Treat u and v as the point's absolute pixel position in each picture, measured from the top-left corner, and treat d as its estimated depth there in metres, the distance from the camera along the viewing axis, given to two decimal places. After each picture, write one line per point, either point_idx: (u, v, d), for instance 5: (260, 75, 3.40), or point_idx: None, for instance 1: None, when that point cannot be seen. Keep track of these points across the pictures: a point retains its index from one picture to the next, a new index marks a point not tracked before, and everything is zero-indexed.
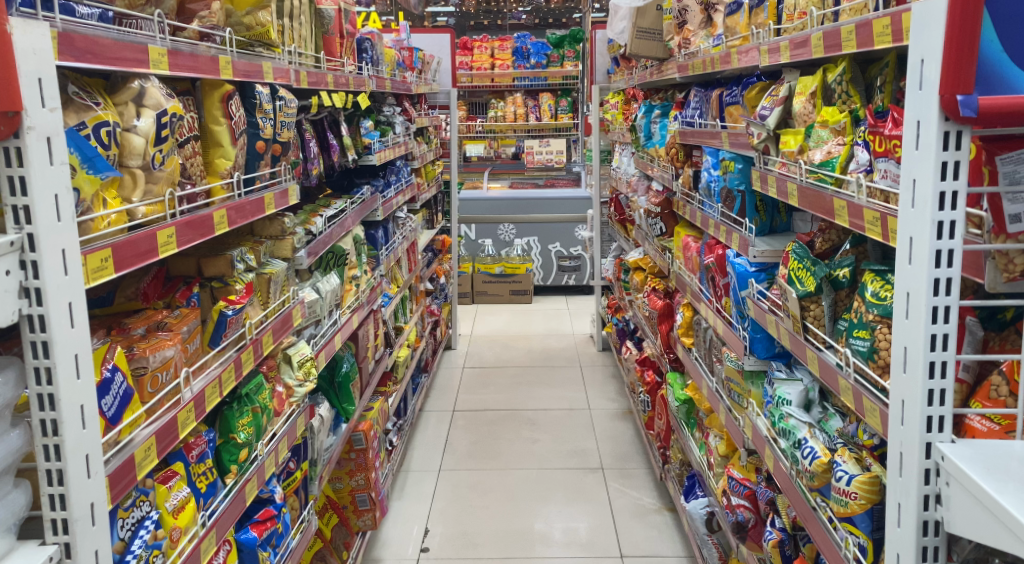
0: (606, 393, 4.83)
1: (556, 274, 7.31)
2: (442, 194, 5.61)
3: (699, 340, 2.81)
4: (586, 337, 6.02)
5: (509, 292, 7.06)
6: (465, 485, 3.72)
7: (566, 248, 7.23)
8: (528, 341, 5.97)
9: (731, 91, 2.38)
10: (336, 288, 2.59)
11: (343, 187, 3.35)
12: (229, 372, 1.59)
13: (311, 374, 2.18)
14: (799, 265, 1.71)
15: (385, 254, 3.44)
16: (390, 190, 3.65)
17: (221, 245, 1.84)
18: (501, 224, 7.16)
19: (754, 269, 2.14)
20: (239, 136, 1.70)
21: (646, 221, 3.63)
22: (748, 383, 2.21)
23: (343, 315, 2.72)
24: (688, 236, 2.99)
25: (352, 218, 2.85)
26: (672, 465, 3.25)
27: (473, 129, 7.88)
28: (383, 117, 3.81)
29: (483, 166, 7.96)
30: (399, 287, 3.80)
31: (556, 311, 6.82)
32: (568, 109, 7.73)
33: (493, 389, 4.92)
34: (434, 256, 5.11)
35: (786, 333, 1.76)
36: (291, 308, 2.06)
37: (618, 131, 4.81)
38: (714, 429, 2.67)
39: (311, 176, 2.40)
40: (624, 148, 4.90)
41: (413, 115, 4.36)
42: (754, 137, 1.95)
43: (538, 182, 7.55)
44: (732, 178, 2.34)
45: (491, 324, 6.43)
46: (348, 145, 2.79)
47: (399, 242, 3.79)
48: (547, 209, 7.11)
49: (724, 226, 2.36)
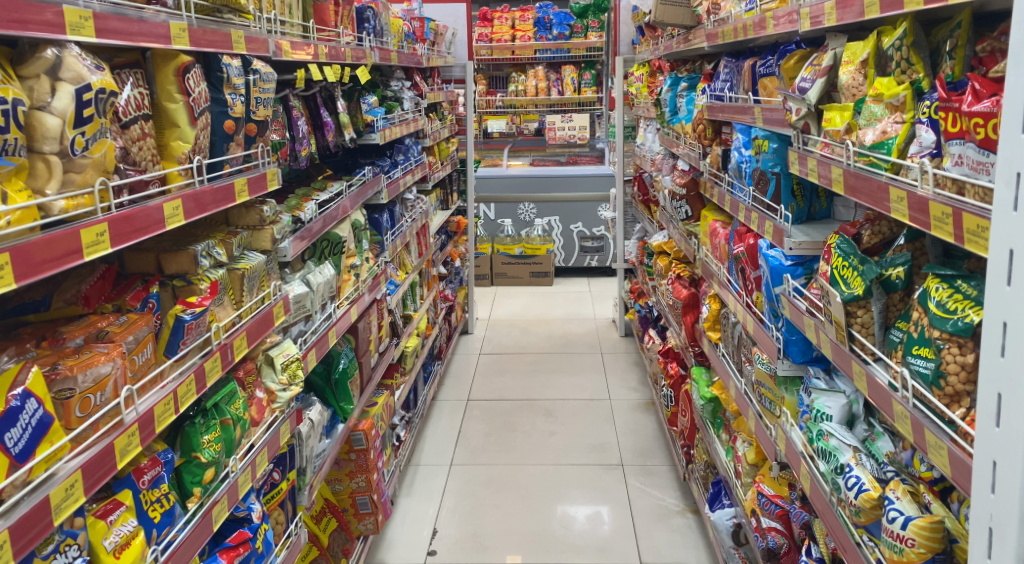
0: (628, 383, 4.61)
1: (578, 255, 7.08)
2: (458, 173, 5.40)
3: (726, 336, 2.58)
4: (608, 322, 5.80)
5: (529, 274, 6.86)
6: (479, 481, 3.54)
7: (588, 228, 6.99)
8: (547, 326, 5.77)
9: (765, 61, 2.13)
10: (330, 280, 2.39)
11: (345, 167, 3.15)
12: (188, 385, 1.40)
13: (297, 377, 1.99)
14: (845, 262, 1.48)
15: (390, 239, 3.25)
16: (397, 170, 3.44)
17: (189, 237, 1.65)
18: (522, 202, 6.93)
19: (790, 262, 1.89)
20: (200, 115, 1.49)
21: (671, 204, 3.39)
22: (781, 390, 1.97)
23: (341, 307, 2.53)
24: (715, 221, 2.75)
25: (351, 202, 2.66)
26: (697, 466, 3.04)
27: (493, 105, 7.64)
28: (390, 93, 3.60)
29: (503, 143, 7.73)
30: (407, 273, 3.61)
31: (578, 294, 6.61)
32: (592, 82, 7.43)
33: (509, 377, 4.73)
34: (448, 238, 4.91)
35: (827, 342, 1.53)
36: (272, 305, 1.86)
37: (642, 105, 4.55)
38: (743, 434, 2.44)
39: (300, 158, 2.20)
40: (648, 124, 4.64)
41: (424, 91, 4.14)
42: (793, 114, 1.70)
43: (560, 159, 7.30)
44: (766, 159, 2.09)
45: (510, 308, 6.23)
46: (344, 123, 2.58)
47: (407, 226, 3.60)
48: (569, 188, 6.87)
49: (756, 212, 2.12)
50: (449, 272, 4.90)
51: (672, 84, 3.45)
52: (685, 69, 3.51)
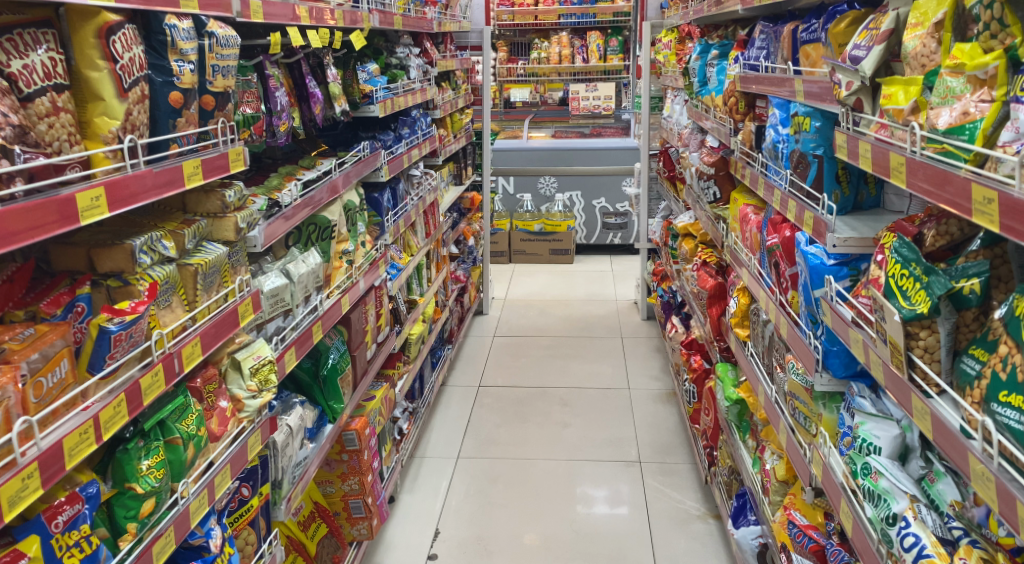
0: (649, 370, 4.38)
1: (600, 233, 6.84)
2: (473, 146, 5.15)
3: (755, 335, 2.33)
4: (630, 304, 5.57)
5: (548, 251, 6.64)
6: (486, 477, 3.34)
7: (611, 203, 6.72)
8: (566, 308, 5.54)
9: (806, 25, 1.85)
10: (316, 268, 2.18)
11: (343, 140, 2.94)
12: (113, 408, 1.19)
13: (270, 383, 1.77)
14: (905, 270, 1.21)
15: (391, 219, 3.02)
16: (400, 144, 3.22)
17: (131, 228, 1.43)
18: (542, 176, 6.68)
19: (833, 262, 1.62)
20: (132, 86, 1.27)
21: (698, 183, 3.12)
22: (818, 406, 1.72)
23: (330, 298, 2.32)
24: (746, 206, 2.49)
25: (344, 180, 2.43)
26: (719, 469, 2.80)
27: (514, 73, 7.35)
28: (394, 61, 3.35)
29: (525, 114, 7.44)
30: (411, 255, 3.39)
31: (600, 273, 6.37)
32: (618, 50, 7.09)
33: (523, 362, 4.52)
34: (462, 215, 4.68)
35: (878, 364, 1.27)
36: (237, 303, 1.63)
37: (670, 74, 4.26)
38: (771, 445, 2.20)
39: (278, 134, 1.98)
40: (676, 95, 4.34)
41: (434, 59, 3.88)
42: (842, 88, 1.43)
43: (583, 131, 7.02)
44: (806, 139, 1.82)
45: (528, 287, 6.01)
46: (335, 94, 2.35)
47: (412, 205, 3.37)
48: (593, 161, 6.58)
49: (793, 200, 1.85)
50: (462, 251, 4.68)
51: (702, 51, 3.16)
52: (715, 35, 3.21)
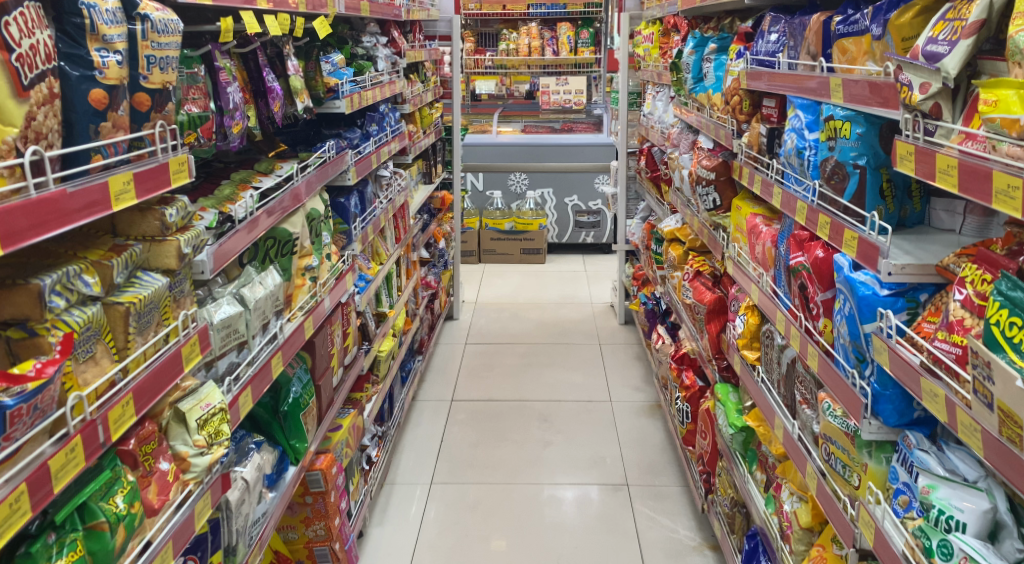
0: (630, 380, 4.17)
1: (572, 231, 6.65)
2: (442, 142, 4.87)
3: (768, 359, 2.11)
4: (606, 307, 5.38)
5: (520, 251, 6.45)
6: (462, 505, 3.08)
7: (584, 201, 6.55)
8: (539, 312, 5.32)
9: (844, 16, 1.62)
10: (275, 290, 1.90)
11: (306, 138, 2.67)
12: (9, 508, 0.90)
13: (222, 434, 1.48)
14: (1015, 319, 0.98)
15: (359, 227, 2.75)
16: (368, 143, 2.94)
17: (41, 261, 1.13)
18: (513, 172, 6.48)
19: (886, 292, 1.40)
20: (32, 84, 0.98)
21: (692, 188, 2.91)
22: (863, 456, 1.50)
23: (292, 322, 2.03)
24: (754, 215, 2.27)
25: (308, 187, 2.15)
26: (718, 499, 2.60)
27: (482, 64, 7.04)
28: (361, 52, 3.06)
29: (492, 107, 7.17)
30: (381, 264, 3.12)
31: (572, 274, 6.17)
32: (590, 42, 6.86)
33: (497, 373, 4.28)
34: (432, 217, 4.41)
35: (976, 431, 1.04)
36: (181, 345, 1.34)
37: (653, 69, 4.05)
38: (788, 483, 1.99)
39: (230, 137, 1.68)
40: (659, 91, 4.13)
41: (404, 50, 3.60)
42: (914, 92, 1.20)
43: (553, 126, 6.79)
44: (844, 147, 1.59)
45: (498, 290, 5.78)
46: (296, 89, 2.06)
47: (381, 210, 3.10)
48: (565, 157, 6.43)
49: (827, 215, 1.63)
50: (433, 255, 4.41)
51: (695, 44, 2.92)
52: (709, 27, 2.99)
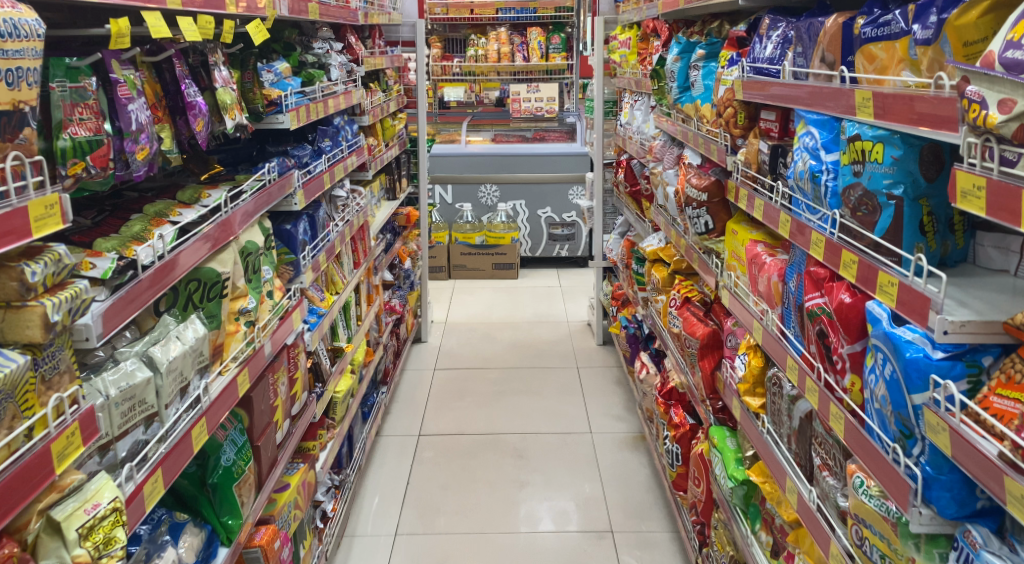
0: (610, 408, 3.91)
1: (546, 244, 6.41)
2: (407, 154, 4.59)
3: (775, 409, 1.86)
4: (583, 326, 5.13)
5: (491, 265, 6.21)
6: (429, 559, 2.78)
7: (558, 214, 6.31)
8: (513, 332, 5.06)
9: (872, 17, 1.36)
10: (200, 344, 1.59)
11: (249, 158, 2.38)
12: None
13: (116, 542, 1.17)
14: None
15: (310, 256, 2.46)
16: (320, 161, 2.65)
17: None
18: (482, 184, 6.24)
19: (942, 354, 1.13)
20: None
21: (680, 207, 2.66)
22: (906, 548, 1.23)
23: (225, 378, 1.73)
24: (756, 244, 2.01)
25: (243, 217, 1.85)
26: (714, 555, 2.34)
27: (449, 71, 6.80)
28: (311, 59, 2.76)
29: (461, 115, 6.88)
30: (337, 293, 2.82)
31: (547, 291, 5.92)
32: (561, 48, 6.59)
33: (469, 403, 4.00)
34: (397, 235, 4.11)
35: None
36: (53, 441, 1.02)
37: (631, 77, 3.81)
38: (802, 555, 1.73)
39: (134, 166, 1.37)
40: (638, 100, 3.88)
41: (361, 57, 3.31)
42: (991, 112, 0.94)
43: (525, 135, 6.53)
44: (875, 172, 1.33)
45: (469, 308, 5.50)
46: (225, 104, 1.76)
47: (336, 234, 2.80)
48: (536, 168, 6.20)
49: (853, 254, 1.37)
50: (397, 277, 4.11)
51: (679, 49, 2.66)
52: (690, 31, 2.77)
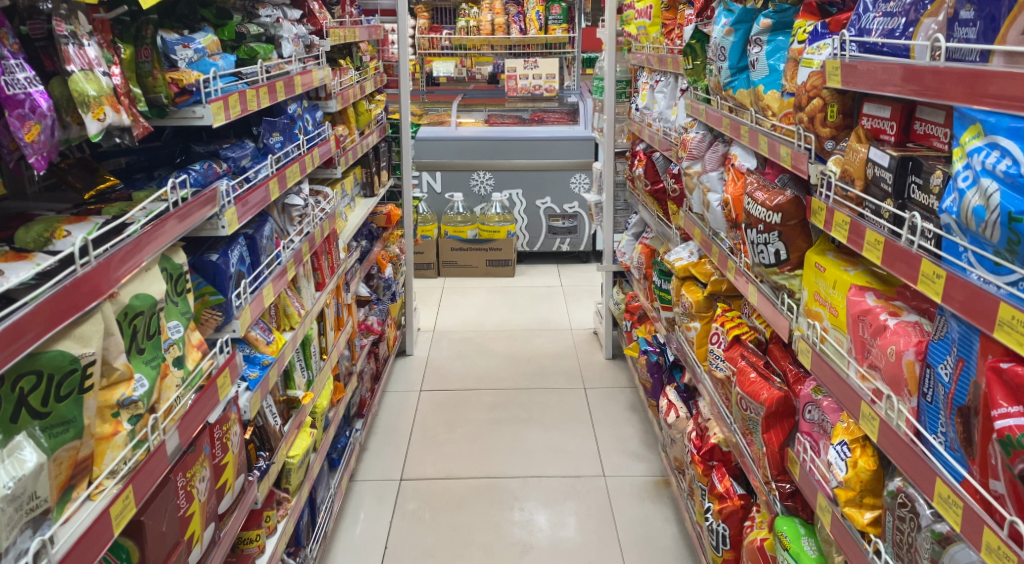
0: (625, 444, 3.35)
1: (545, 238, 5.96)
2: (388, 142, 4.00)
3: (900, 541, 1.28)
4: (589, 335, 4.59)
5: (484, 262, 5.73)
6: None
7: (557, 204, 5.85)
8: (512, 343, 4.51)
9: None
10: (29, 483, 1.00)
11: (171, 163, 1.89)
12: None
13: None
14: None
15: (250, 290, 1.88)
16: (267, 162, 2.06)
17: None
18: (475, 171, 5.78)
19: None
20: None
21: (733, 225, 2.08)
22: None
23: (87, 509, 1.14)
24: (863, 294, 1.43)
25: (127, 265, 1.25)
26: None
27: (438, 44, 6.10)
28: (255, 30, 2.14)
29: (451, 93, 6.32)
30: (292, 328, 2.24)
31: (548, 291, 5.38)
32: (562, 19, 5.92)
33: (460, 436, 3.44)
34: (375, 239, 3.52)
35: None
36: None
37: (653, 54, 3.21)
38: None
39: None
40: (661, 81, 3.27)
41: (326, 28, 2.70)
42: None
43: (522, 116, 6.04)
44: None
45: (461, 314, 4.95)
46: (84, 97, 1.16)
47: (288, 255, 2.22)
48: (533, 153, 5.72)
49: None
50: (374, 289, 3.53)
51: (722, 20, 2.12)
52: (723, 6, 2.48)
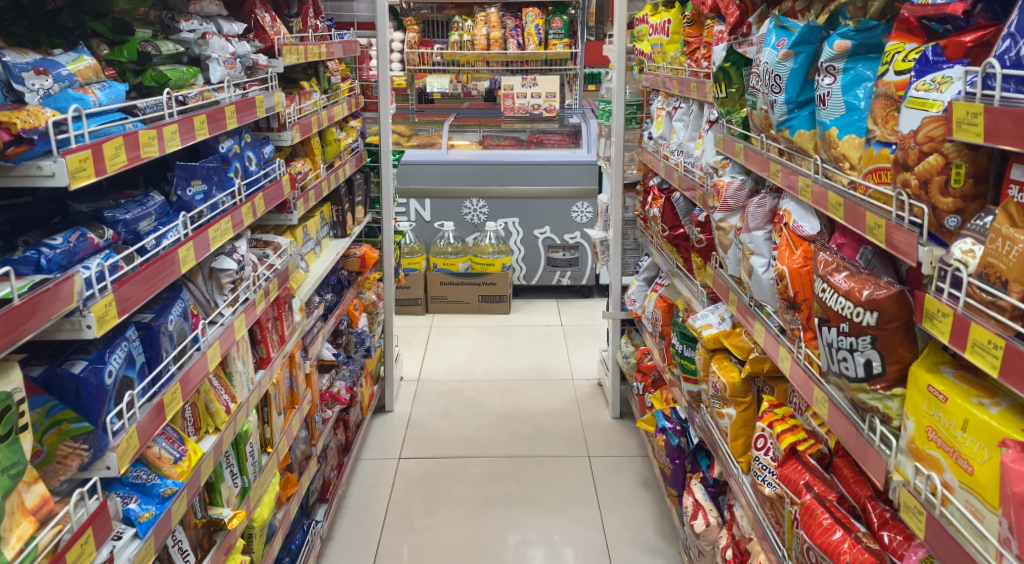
0: (637, 533, 2.85)
1: (544, 271, 5.48)
2: (365, 173, 3.52)
3: None
4: (593, 387, 4.10)
5: (477, 298, 5.25)
6: None
7: (557, 234, 5.38)
8: (506, 396, 4.02)
9: None
10: None
11: (42, 225, 1.42)
12: None
13: None
14: None
15: (144, 399, 1.39)
16: (180, 221, 1.58)
17: None
18: (468, 198, 5.31)
19: None
20: None
21: (797, 307, 1.60)
22: None
23: None
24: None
25: None
26: None
27: (429, 60, 5.59)
28: (170, 48, 1.67)
29: (443, 112, 5.84)
30: (220, 430, 1.75)
31: (547, 331, 4.89)
32: (564, 33, 5.44)
33: (444, 520, 2.94)
34: (345, 287, 3.04)
35: None
36: None
37: (673, 78, 2.75)
38: None
39: None
40: (680, 107, 2.86)
41: (279, 46, 2.22)
42: None
43: (519, 137, 5.45)
44: None
45: (449, 359, 4.45)
46: None
47: (214, 336, 1.73)
48: (531, 179, 5.26)
49: None
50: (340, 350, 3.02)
51: (772, 41, 1.65)
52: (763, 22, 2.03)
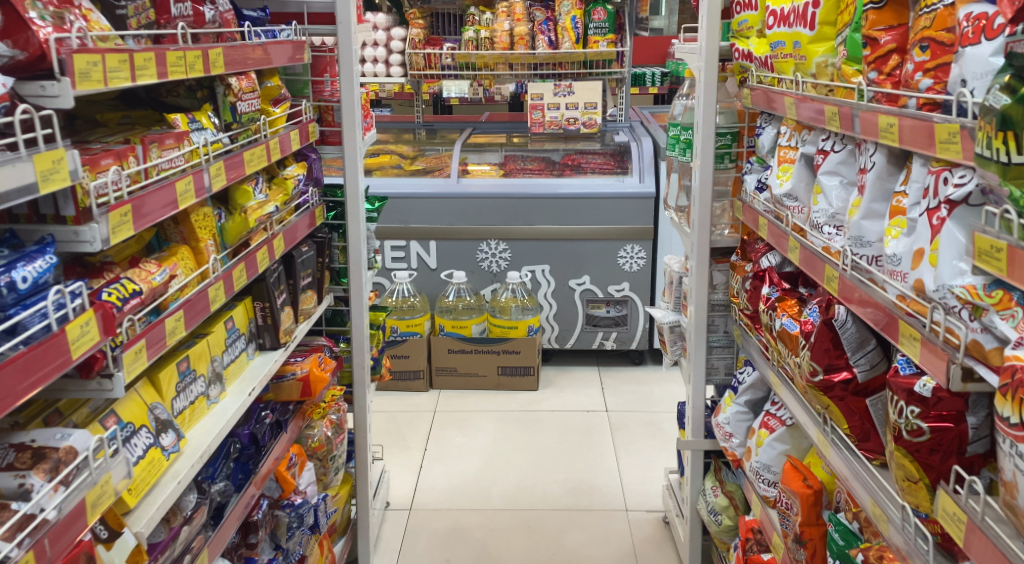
0: None
1: (582, 332, 4.28)
2: (321, 237, 2.34)
3: None
4: (656, 526, 2.92)
5: (496, 370, 4.03)
6: None
7: (599, 286, 4.18)
8: (533, 540, 2.84)
9: None
10: None
11: None
12: None
13: None
14: None
15: None
16: None
17: None
18: (484, 241, 4.14)
19: None
20: None
21: None
22: None
23: None
24: None
25: None
26: None
27: (437, 62, 4.34)
28: None
29: (457, 126, 4.66)
30: None
31: (590, 422, 3.69)
32: (607, 27, 4.21)
33: None
34: (268, 441, 1.88)
35: None
36: None
37: (830, 102, 1.54)
38: None
39: None
40: (833, 151, 1.65)
41: (62, 53, 1.04)
42: None
43: (551, 159, 4.30)
44: None
45: (456, 471, 3.28)
46: None
47: None
48: (566, 217, 4.08)
49: None
50: (253, 548, 1.84)
51: None
52: None
